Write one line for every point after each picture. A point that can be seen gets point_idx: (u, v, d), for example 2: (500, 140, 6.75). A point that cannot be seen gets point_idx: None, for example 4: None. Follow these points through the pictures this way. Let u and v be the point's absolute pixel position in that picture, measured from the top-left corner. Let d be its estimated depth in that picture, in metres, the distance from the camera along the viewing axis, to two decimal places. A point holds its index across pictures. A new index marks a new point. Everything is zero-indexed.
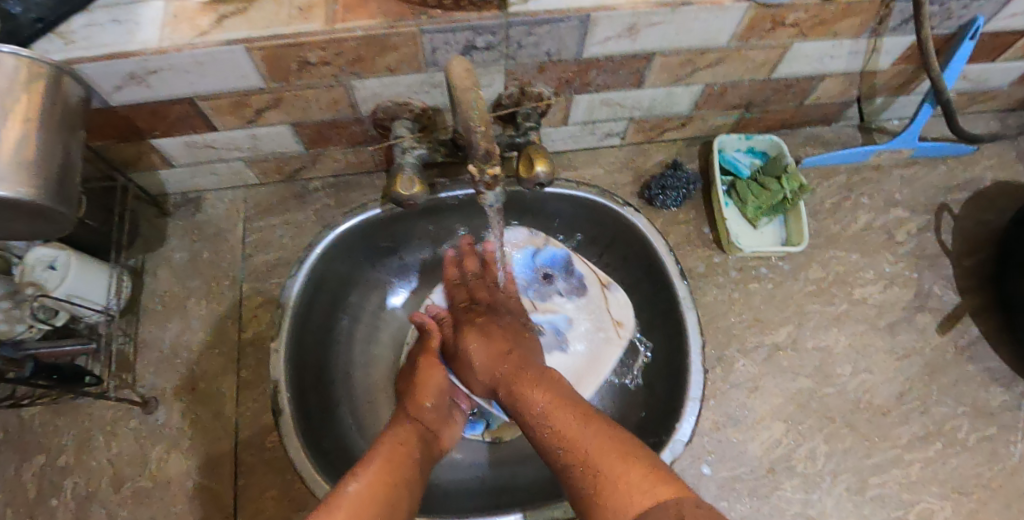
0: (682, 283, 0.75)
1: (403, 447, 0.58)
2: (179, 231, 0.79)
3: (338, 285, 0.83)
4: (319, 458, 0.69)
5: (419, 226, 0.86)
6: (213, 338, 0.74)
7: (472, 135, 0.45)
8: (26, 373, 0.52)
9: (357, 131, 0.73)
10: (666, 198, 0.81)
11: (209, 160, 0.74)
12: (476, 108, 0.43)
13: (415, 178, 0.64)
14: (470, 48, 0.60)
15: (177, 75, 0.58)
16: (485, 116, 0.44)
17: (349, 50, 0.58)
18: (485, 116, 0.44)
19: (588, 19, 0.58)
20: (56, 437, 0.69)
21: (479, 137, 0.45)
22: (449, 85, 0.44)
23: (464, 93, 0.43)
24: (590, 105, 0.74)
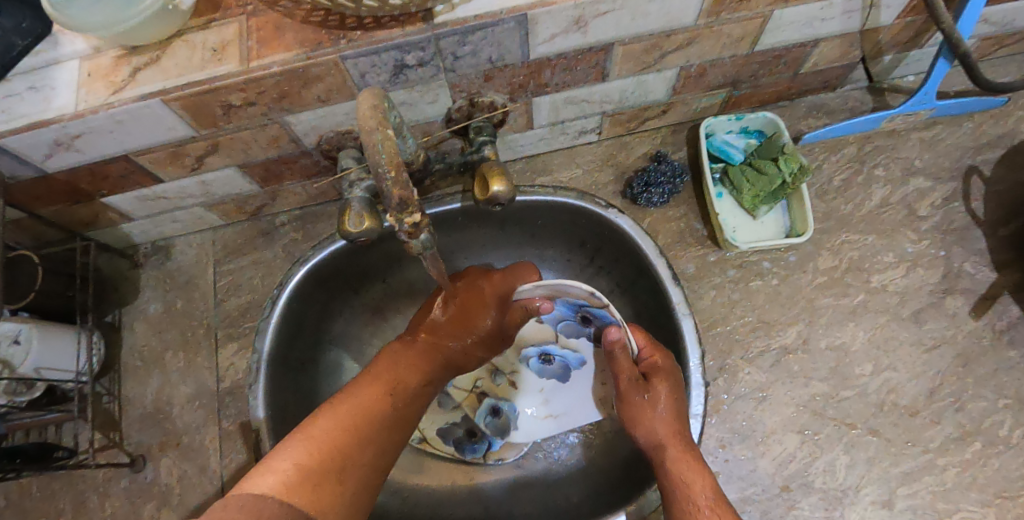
0: (677, 288, 0.68)
1: (416, 365, 0.64)
2: (151, 282, 0.77)
3: (319, 319, 0.77)
4: None
5: (399, 246, 0.79)
6: (194, 390, 0.72)
7: (383, 183, 0.40)
8: None
9: (307, 164, 0.69)
10: (651, 196, 0.73)
11: (166, 210, 0.72)
12: (383, 151, 0.39)
13: (364, 214, 0.59)
14: (401, 68, 0.56)
15: (102, 136, 0.56)
16: (394, 159, 0.40)
17: (272, 87, 0.54)
18: (395, 158, 0.40)
19: (525, 20, 0.52)
20: (52, 502, 0.69)
21: (390, 184, 0.40)
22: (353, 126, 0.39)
23: (367, 135, 0.38)
24: (554, 106, 0.67)
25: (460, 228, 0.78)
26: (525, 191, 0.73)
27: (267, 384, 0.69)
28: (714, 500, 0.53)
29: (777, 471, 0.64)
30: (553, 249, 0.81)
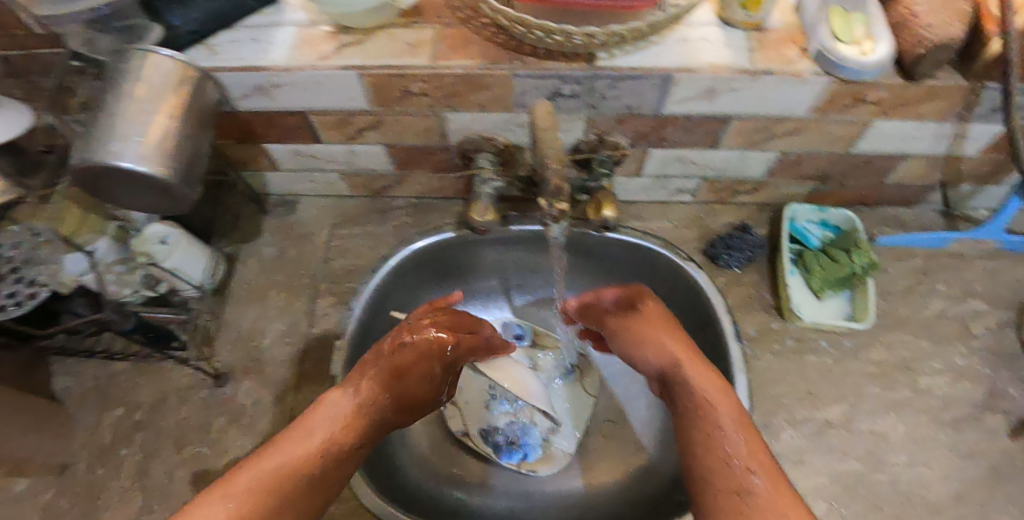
0: (737, 345, 0.73)
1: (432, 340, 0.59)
2: (273, 229, 0.85)
3: (403, 300, 0.81)
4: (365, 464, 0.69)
5: (490, 254, 0.82)
6: (286, 327, 0.78)
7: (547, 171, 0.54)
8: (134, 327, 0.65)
9: (443, 158, 0.77)
10: (730, 259, 0.79)
11: (309, 168, 0.80)
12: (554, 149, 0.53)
13: (490, 208, 0.69)
14: (556, 95, 0.67)
15: (296, 91, 0.67)
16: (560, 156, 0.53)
17: (448, 85, 0.65)
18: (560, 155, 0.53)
19: (670, 80, 0.63)
20: (136, 394, 0.75)
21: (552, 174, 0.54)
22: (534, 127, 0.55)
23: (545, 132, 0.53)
24: (664, 161, 0.76)
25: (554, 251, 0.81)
26: (620, 228, 0.78)
27: (352, 340, 0.73)
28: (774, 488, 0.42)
29: None
30: None
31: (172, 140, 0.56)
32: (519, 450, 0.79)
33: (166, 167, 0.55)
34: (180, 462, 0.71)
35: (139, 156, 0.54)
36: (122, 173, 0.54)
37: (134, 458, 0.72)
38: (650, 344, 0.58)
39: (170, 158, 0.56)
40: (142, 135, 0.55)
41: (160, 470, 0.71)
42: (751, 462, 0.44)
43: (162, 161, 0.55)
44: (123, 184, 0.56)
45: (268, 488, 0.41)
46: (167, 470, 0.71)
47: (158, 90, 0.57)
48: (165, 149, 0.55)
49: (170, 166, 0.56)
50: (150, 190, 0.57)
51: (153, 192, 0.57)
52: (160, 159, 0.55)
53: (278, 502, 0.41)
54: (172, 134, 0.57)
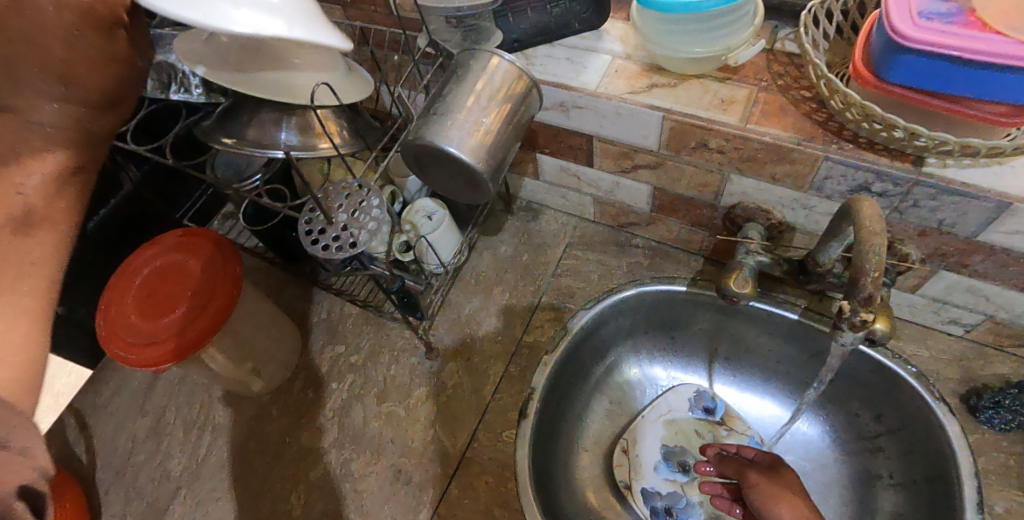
0: (977, 518, 0.62)
1: None
2: (512, 229, 0.89)
3: (611, 334, 0.82)
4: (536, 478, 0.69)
5: (710, 320, 0.80)
6: (503, 327, 0.80)
7: (863, 276, 0.51)
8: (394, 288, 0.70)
9: (705, 215, 0.75)
10: (997, 418, 0.68)
11: (566, 186, 0.82)
12: (877, 253, 0.50)
13: (749, 281, 0.65)
14: (862, 189, 0.61)
15: (593, 116, 0.68)
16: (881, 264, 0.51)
17: (749, 149, 0.63)
18: (881, 263, 0.51)
19: (1009, 207, 0.55)
20: (356, 338, 0.83)
21: (868, 280, 0.51)
22: (857, 227, 0.52)
23: (870, 235, 0.51)
24: (953, 286, 0.68)
25: (781, 337, 0.76)
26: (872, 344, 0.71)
27: (558, 358, 0.74)
28: None
29: None
30: (854, 411, 0.77)
31: (492, 137, 0.59)
32: None
33: (482, 162, 0.59)
34: (377, 414, 0.77)
35: (463, 146, 0.57)
36: (446, 157, 0.59)
37: (340, 393, 0.80)
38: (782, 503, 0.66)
39: (485, 153, 0.59)
40: (472, 128, 0.58)
41: (358, 412, 0.78)
42: None
43: (480, 155, 0.58)
44: (440, 165, 0.61)
45: None
46: (363, 415, 0.78)
47: (495, 88, 0.60)
48: (486, 145, 0.59)
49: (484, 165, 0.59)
50: (461, 176, 0.61)
51: (462, 178, 0.61)
52: (479, 153, 0.58)
53: None
54: (494, 131, 0.59)
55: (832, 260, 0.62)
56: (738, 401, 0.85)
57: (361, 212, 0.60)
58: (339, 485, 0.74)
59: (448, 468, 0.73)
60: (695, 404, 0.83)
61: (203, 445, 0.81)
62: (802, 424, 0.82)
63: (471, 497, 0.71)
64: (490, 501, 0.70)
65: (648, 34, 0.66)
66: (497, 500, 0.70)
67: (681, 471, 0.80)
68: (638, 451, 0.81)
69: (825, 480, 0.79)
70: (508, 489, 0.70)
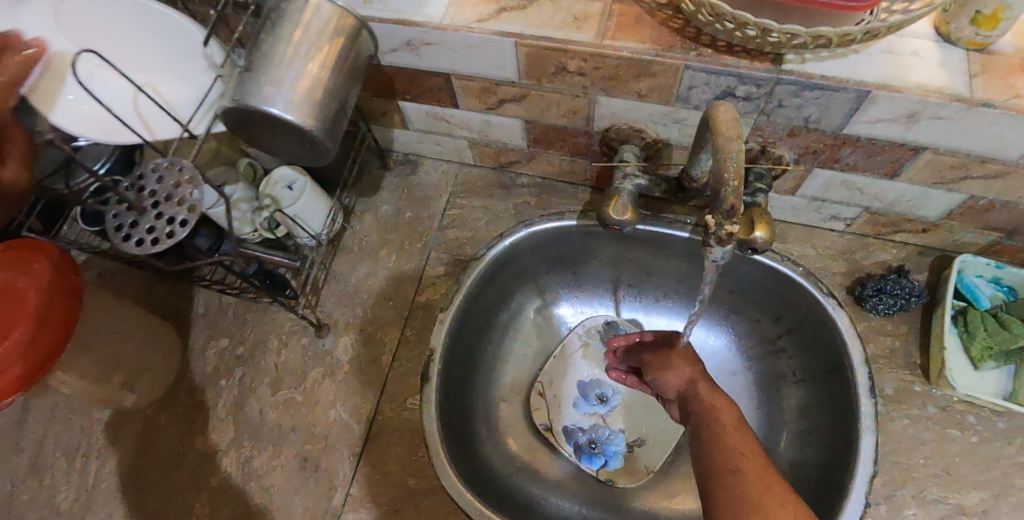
0: (870, 401, 0.64)
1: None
2: (392, 186, 0.83)
3: (511, 279, 0.79)
4: (448, 437, 0.67)
5: (608, 250, 0.78)
6: (392, 291, 0.77)
7: (722, 188, 0.47)
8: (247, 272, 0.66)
9: (582, 143, 0.72)
10: (880, 303, 0.70)
11: (440, 132, 0.77)
12: (735, 161, 0.47)
13: (629, 206, 0.62)
14: (728, 95, 0.59)
15: (445, 52, 0.63)
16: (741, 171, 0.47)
17: (609, 67, 0.59)
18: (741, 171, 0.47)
19: (867, 96, 0.54)
20: (241, 329, 0.78)
21: (729, 191, 0.47)
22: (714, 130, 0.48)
23: (727, 141, 0.47)
24: (829, 182, 0.68)
25: (677, 257, 0.75)
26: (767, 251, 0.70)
27: (456, 313, 0.71)
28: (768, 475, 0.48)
29: None
30: (755, 317, 0.79)
31: (321, 89, 0.52)
32: (602, 455, 0.76)
33: (313, 119, 0.52)
34: (274, 404, 0.73)
35: (288, 103, 0.51)
36: (270, 118, 0.52)
37: (231, 390, 0.75)
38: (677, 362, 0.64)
39: (317, 110, 0.52)
40: (294, 81, 0.51)
41: (253, 407, 0.73)
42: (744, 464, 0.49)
43: (313, 113, 0.52)
44: (269, 130, 0.54)
45: None
46: (259, 409, 0.73)
47: (314, 32, 0.52)
48: (316, 99, 0.52)
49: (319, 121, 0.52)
50: (297, 139, 0.54)
51: (299, 141, 0.55)
52: (309, 109, 0.52)
53: None
54: (323, 82, 0.52)
55: (705, 173, 0.59)
56: (646, 326, 0.85)
57: (177, 197, 0.48)
58: (242, 486, 0.70)
59: (355, 447, 0.70)
60: (606, 335, 0.83)
61: (91, 471, 0.75)
62: (709, 338, 0.83)
63: (383, 472, 0.68)
64: (403, 471, 0.68)
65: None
66: (411, 471, 0.68)
67: (600, 403, 0.81)
68: (553, 393, 0.81)
69: (737, 387, 0.81)
70: (421, 459, 0.68)
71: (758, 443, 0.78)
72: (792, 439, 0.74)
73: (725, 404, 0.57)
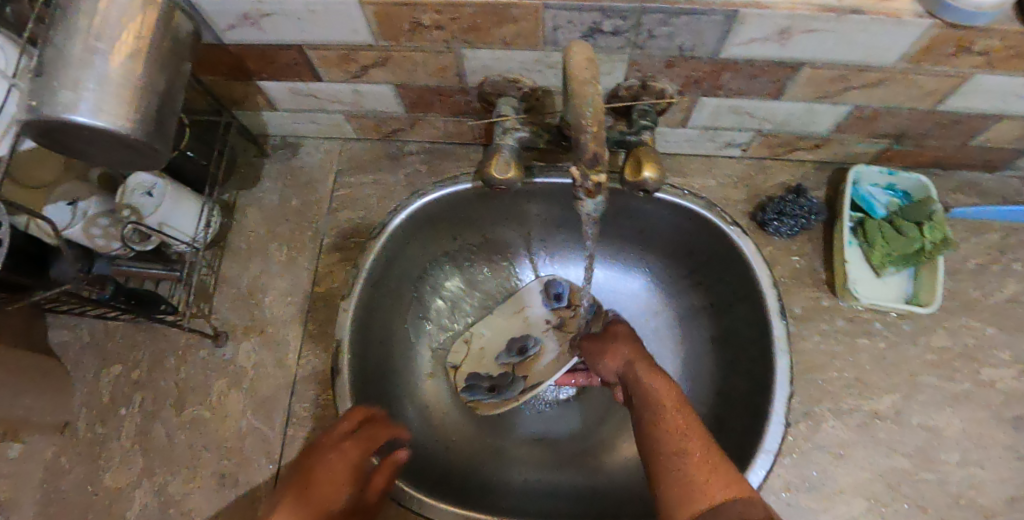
0: (781, 321, 0.65)
1: None
2: (273, 174, 0.79)
3: (417, 252, 0.76)
4: None
5: (513, 207, 0.75)
6: (288, 284, 0.74)
7: (582, 135, 0.43)
8: (107, 295, 0.59)
9: (460, 101, 0.68)
10: (782, 226, 0.69)
11: (311, 109, 0.73)
12: (591, 105, 0.42)
13: (511, 162, 0.59)
14: (594, 31, 0.55)
15: (288, 22, 0.56)
16: (599, 116, 0.43)
17: (465, 17, 0.54)
18: (599, 114, 0.43)
19: (735, 16, 0.50)
20: (134, 352, 0.73)
21: (587, 140, 0.44)
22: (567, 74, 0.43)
23: (581, 86, 0.42)
24: (716, 110, 0.66)
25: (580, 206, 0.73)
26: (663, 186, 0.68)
27: (359, 298, 0.67)
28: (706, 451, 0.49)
29: None
30: (666, 253, 0.78)
31: (135, 85, 0.47)
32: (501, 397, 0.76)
33: (130, 120, 0.47)
34: (182, 425, 0.69)
35: (95, 107, 0.45)
36: (72, 128, 0.45)
37: (133, 418, 0.70)
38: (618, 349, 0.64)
39: (133, 108, 0.47)
40: (98, 80, 0.45)
41: (160, 431, 0.69)
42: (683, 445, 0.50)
43: (128, 113, 0.47)
44: (85, 140, 0.48)
45: None
46: (167, 432, 0.69)
47: (113, 23, 0.46)
48: (128, 97, 0.46)
49: (138, 121, 0.47)
50: (118, 146, 0.48)
51: (121, 147, 0.49)
52: (123, 110, 0.46)
53: None
54: (137, 80, 0.47)
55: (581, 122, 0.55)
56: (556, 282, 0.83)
57: None
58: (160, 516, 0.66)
59: (274, 453, 0.67)
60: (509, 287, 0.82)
61: None
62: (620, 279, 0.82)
63: None
64: None
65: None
66: None
67: (519, 354, 0.79)
68: (498, 362, 0.79)
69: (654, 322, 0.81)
70: None
71: (686, 377, 0.77)
72: (715, 368, 0.74)
73: (666, 383, 0.56)
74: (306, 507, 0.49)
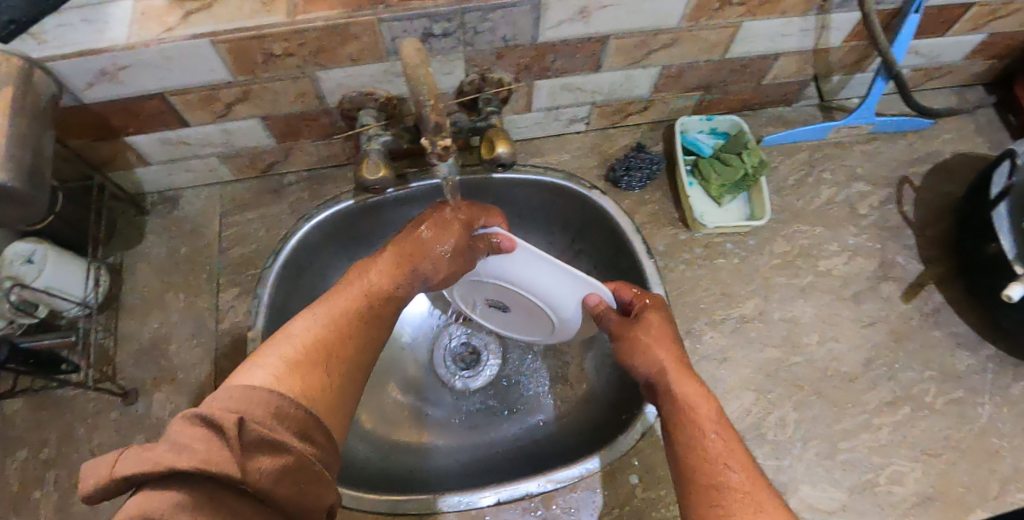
0: (650, 260, 0.75)
1: None
2: (157, 228, 0.80)
3: (316, 277, 0.80)
4: None
5: (395, 217, 0.82)
6: (193, 329, 0.74)
7: (422, 109, 0.49)
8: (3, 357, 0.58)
9: (326, 123, 0.74)
10: (632, 179, 0.80)
11: (183, 157, 0.76)
12: (425, 83, 0.48)
13: (381, 163, 0.66)
14: (428, 36, 0.63)
15: (146, 71, 0.61)
16: (434, 92, 0.49)
17: (312, 41, 0.61)
18: (434, 91, 0.49)
19: (539, 4, 0.61)
20: (37, 433, 0.70)
21: (429, 111, 0.49)
22: (402, 64, 0.48)
23: (414, 68, 0.48)
24: (552, 91, 0.76)
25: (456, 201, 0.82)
26: (517, 166, 0.79)
27: (264, 325, 0.71)
28: (749, 470, 0.47)
29: (736, 423, 0.70)
30: (546, 230, 0.87)
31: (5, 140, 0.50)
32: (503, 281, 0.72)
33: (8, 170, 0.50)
34: None
35: None
36: None
37: (47, 500, 0.67)
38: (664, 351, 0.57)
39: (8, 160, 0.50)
40: None
41: (79, 505, 0.66)
42: (733, 479, 0.46)
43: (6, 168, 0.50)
44: None
45: (316, 350, 0.50)
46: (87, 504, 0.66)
47: None
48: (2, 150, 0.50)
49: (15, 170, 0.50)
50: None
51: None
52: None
53: (326, 372, 0.48)
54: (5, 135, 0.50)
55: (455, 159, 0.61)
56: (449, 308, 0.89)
57: None
58: None
59: None
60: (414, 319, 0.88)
61: None
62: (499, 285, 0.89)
63: None
64: None
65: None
66: None
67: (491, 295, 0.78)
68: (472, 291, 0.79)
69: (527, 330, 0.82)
70: None
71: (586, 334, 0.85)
72: None
73: (710, 408, 0.53)
74: (348, 302, 0.55)
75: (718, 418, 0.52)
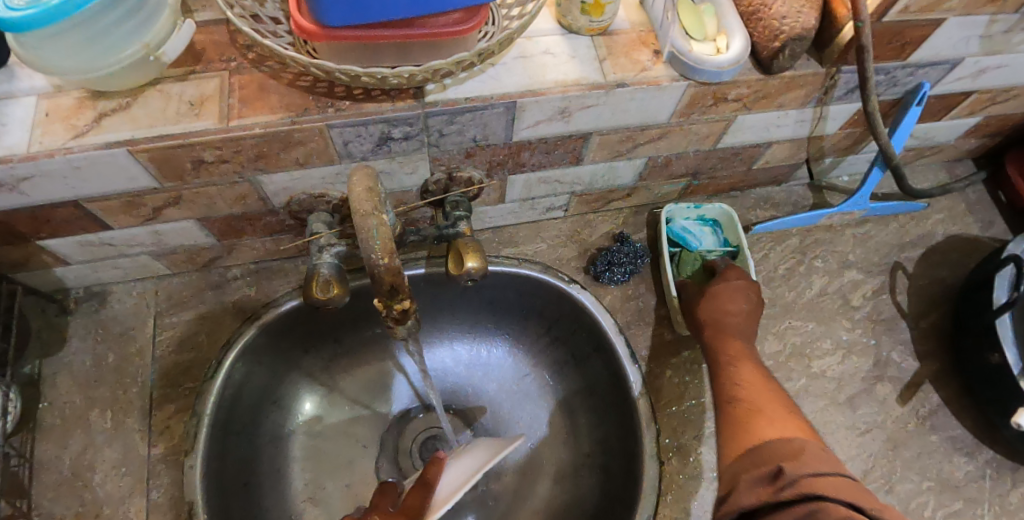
0: (634, 365, 0.69)
1: None
2: (82, 330, 0.71)
3: (264, 376, 0.72)
4: None
5: (354, 307, 0.75)
6: (121, 454, 0.66)
7: (375, 269, 0.42)
8: None
9: (272, 222, 0.67)
10: (613, 275, 0.74)
11: (108, 256, 0.67)
12: (378, 236, 0.41)
13: (332, 280, 0.58)
14: (386, 140, 0.56)
15: (52, 181, 0.51)
16: (388, 245, 0.42)
17: (249, 147, 0.53)
18: (388, 244, 0.42)
19: (515, 106, 0.54)
20: None
21: (381, 271, 0.42)
22: (349, 207, 0.41)
23: (364, 218, 0.41)
24: (527, 184, 0.69)
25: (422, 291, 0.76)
26: (493, 260, 0.72)
27: (204, 445, 0.62)
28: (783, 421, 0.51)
29: None
30: (519, 318, 0.81)
31: None
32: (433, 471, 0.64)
33: None
34: None
35: None
36: None
37: None
38: (738, 301, 0.65)
39: None
40: None
41: None
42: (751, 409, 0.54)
43: None
44: None
45: None
46: None
47: None
48: None
49: None
50: None
51: None
52: None
53: None
54: None
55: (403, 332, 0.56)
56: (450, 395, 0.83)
57: None
58: None
59: None
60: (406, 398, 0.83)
61: None
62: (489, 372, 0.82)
63: None
64: None
65: (61, 64, 0.47)
66: None
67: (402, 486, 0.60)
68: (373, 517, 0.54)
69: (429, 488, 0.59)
70: None
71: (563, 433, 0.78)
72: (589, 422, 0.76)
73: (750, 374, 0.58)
74: None
75: (748, 362, 0.60)
